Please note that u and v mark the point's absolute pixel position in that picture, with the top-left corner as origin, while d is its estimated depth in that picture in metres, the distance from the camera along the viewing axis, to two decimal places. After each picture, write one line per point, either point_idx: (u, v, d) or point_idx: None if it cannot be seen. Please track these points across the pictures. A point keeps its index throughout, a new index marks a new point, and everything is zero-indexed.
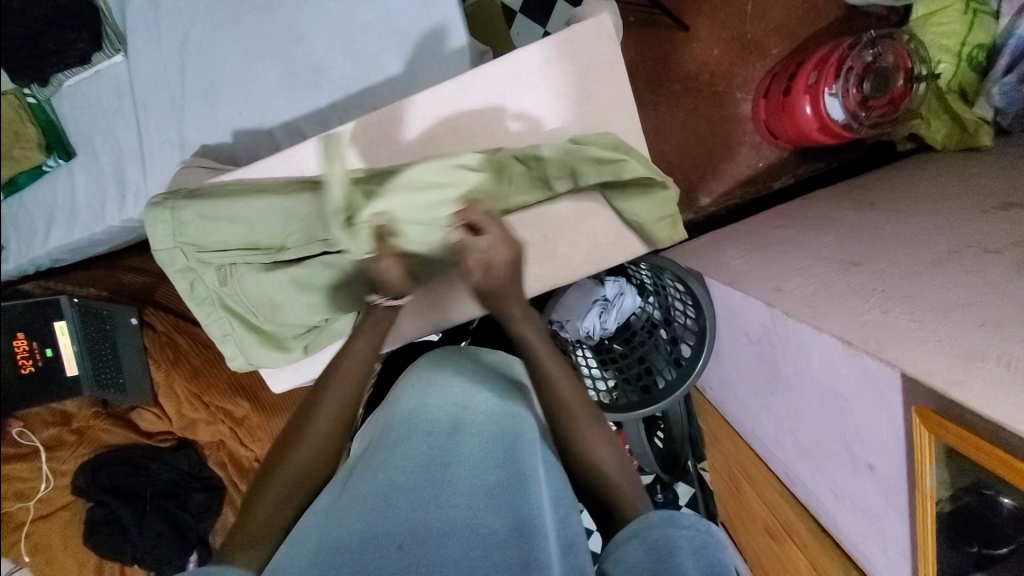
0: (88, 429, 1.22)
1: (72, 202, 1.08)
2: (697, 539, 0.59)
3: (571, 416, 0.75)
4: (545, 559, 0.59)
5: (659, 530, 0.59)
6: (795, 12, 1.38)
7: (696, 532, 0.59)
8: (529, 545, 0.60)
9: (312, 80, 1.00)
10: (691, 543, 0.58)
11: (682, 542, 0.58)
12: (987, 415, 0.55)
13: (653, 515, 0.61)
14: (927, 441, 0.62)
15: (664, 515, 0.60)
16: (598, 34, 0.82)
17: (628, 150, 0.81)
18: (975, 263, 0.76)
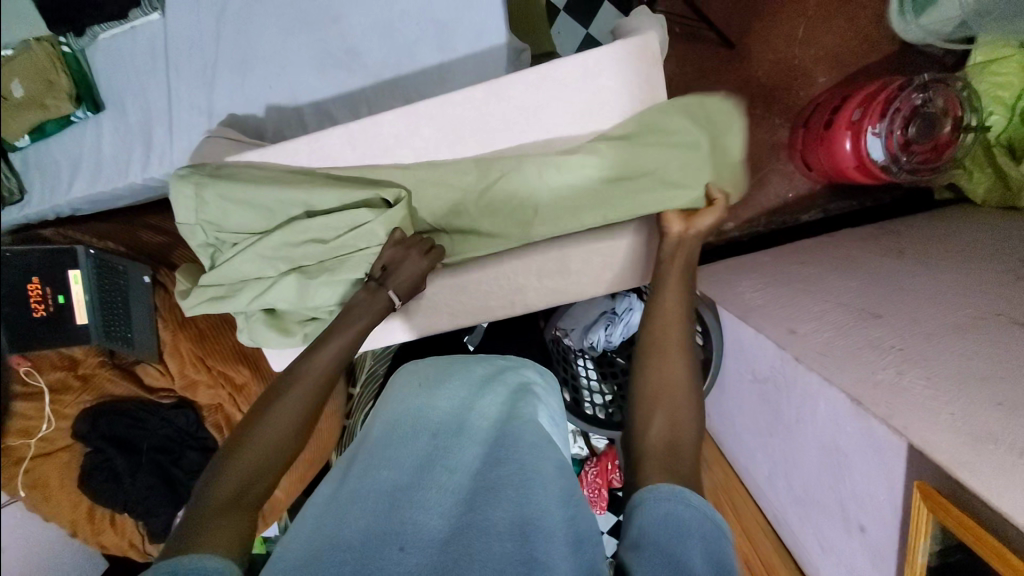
0: (93, 377, 1.26)
1: (98, 155, 1.08)
2: (705, 524, 0.55)
3: (661, 370, 0.70)
4: (547, 559, 0.57)
5: (667, 504, 0.56)
6: (847, 42, 1.33)
7: (705, 515, 0.55)
8: (532, 544, 0.58)
9: (346, 62, 0.99)
10: (699, 526, 0.54)
11: (690, 524, 0.54)
12: (991, 504, 0.54)
13: (663, 488, 0.58)
14: (925, 519, 0.60)
15: (671, 489, 0.58)
16: (642, 50, 0.80)
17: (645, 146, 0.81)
18: (1001, 333, 0.73)
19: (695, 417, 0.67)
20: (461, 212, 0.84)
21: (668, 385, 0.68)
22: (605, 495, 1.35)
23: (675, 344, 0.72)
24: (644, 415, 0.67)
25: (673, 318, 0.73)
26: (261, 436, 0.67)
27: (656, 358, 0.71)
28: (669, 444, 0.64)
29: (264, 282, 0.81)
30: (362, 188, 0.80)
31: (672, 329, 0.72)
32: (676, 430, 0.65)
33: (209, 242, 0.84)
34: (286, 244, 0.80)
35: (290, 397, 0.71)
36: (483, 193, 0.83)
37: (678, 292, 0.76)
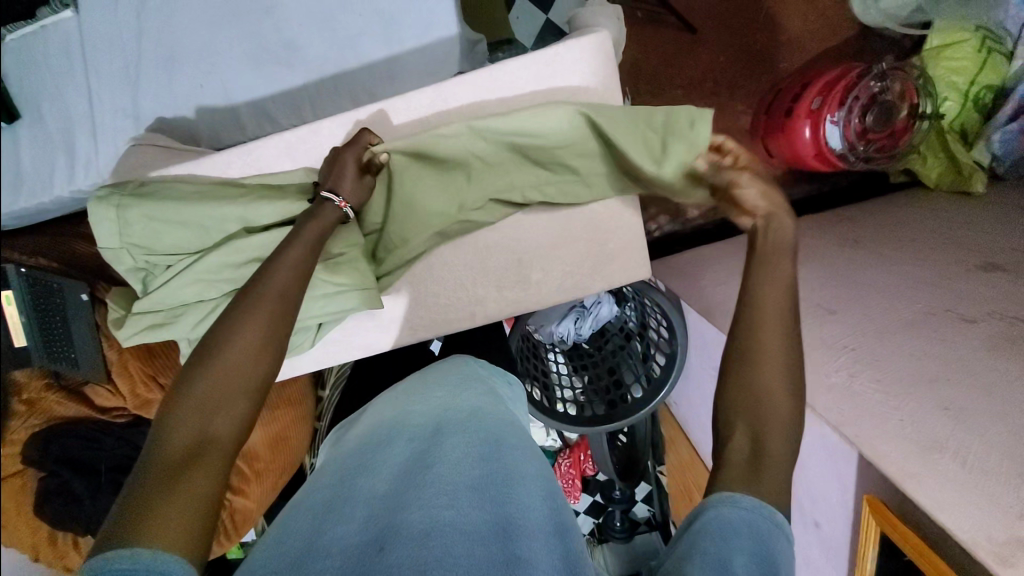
0: (40, 401, 1.14)
1: (16, 168, 1.00)
2: (756, 526, 0.51)
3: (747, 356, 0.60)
4: (531, 554, 0.55)
5: (717, 513, 0.52)
6: (808, 25, 1.32)
7: (756, 516, 0.52)
8: (515, 539, 0.56)
9: (283, 58, 0.92)
10: (749, 528, 0.51)
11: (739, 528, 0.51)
12: (939, 520, 0.56)
13: (710, 497, 0.54)
14: (874, 531, 0.64)
15: (721, 497, 0.54)
16: (599, 52, 0.77)
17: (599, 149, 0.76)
18: (951, 329, 0.75)
19: (790, 434, 0.58)
20: (398, 204, 0.79)
21: (762, 398, 0.58)
22: (579, 484, 1.40)
23: (775, 351, 0.60)
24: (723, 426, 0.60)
25: (773, 319, 0.60)
26: (195, 417, 0.54)
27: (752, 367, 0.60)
28: (754, 458, 0.57)
29: (207, 304, 0.76)
30: (302, 201, 0.75)
31: (776, 311, 0.61)
32: (762, 441, 0.57)
33: (138, 265, 0.79)
34: (225, 266, 0.75)
35: (236, 339, 0.58)
36: (421, 185, 0.78)
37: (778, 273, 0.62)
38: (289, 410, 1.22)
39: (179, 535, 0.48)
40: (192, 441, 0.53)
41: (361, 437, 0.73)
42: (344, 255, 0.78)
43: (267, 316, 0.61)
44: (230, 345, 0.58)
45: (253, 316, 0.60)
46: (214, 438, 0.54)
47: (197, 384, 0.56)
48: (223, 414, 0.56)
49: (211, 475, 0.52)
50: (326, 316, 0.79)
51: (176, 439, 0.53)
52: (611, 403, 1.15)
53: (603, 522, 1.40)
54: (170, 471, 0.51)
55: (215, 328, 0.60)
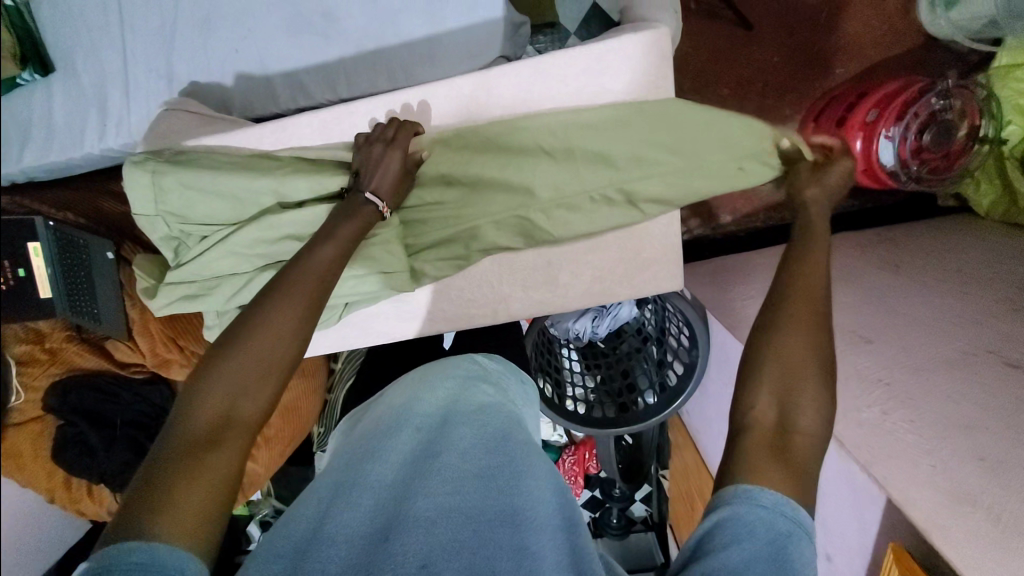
0: (62, 351, 1.15)
1: (49, 122, 0.99)
2: (775, 527, 0.49)
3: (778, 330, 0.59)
4: (538, 550, 0.55)
5: (736, 508, 0.50)
6: (871, 30, 1.24)
7: (774, 517, 0.49)
8: (523, 534, 0.56)
9: (322, 29, 0.89)
10: (764, 528, 0.48)
11: (756, 526, 0.48)
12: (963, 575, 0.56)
13: (726, 491, 0.52)
14: None
15: (738, 491, 0.51)
16: (651, 48, 0.72)
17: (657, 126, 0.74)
18: (991, 373, 0.72)
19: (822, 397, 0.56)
20: (454, 204, 0.78)
21: (800, 361, 0.57)
22: (580, 481, 1.39)
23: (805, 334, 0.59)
24: (747, 393, 0.58)
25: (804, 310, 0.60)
26: (219, 400, 0.54)
27: (775, 335, 0.59)
28: (784, 424, 0.55)
29: (238, 279, 0.76)
30: (342, 178, 0.73)
31: (813, 288, 0.61)
32: (797, 409, 0.56)
33: (172, 234, 0.78)
34: (258, 240, 0.74)
35: (269, 323, 0.58)
36: (479, 185, 0.76)
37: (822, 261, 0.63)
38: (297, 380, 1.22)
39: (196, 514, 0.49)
40: (216, 422, 0.53)
41: (369, 420, 0.72)
42: (378, 233, 0.75)
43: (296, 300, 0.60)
44: (261, 327, 0.57)
45: (277, 301, 0.59)
46: (237, 420, 0.54)
47: (223, 364, 0.56)
48: (246, 396, 0.55)
49: (228, 459, 0.52)
50: (352, 297, 0.79)
51: (199, 418, 0.53)
52: (623, 407, 1.13)
53: (600, 518, 1.41)
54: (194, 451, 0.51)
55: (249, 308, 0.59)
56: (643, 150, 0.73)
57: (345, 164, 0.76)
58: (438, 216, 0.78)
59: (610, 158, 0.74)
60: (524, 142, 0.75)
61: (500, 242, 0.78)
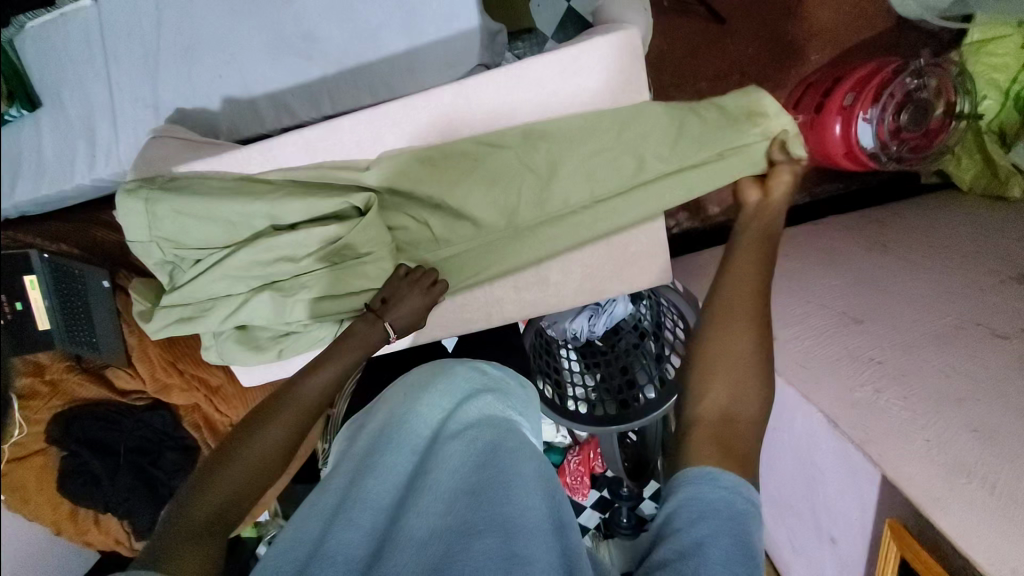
0: (62, 382, 1.15)
1: (39, 157, 1.00)
2: (734, 505, 0.51)
3: (720, 321, 0.62)
4: (526, 554, 0.53)
5: (696, 488, 0.53)
6: (843, 16, 1.26)
7: (733, 496, 0.52)
8: (513, 539, 0.55)
9: (302, 49, 0.91)
10: (724, 507, 0.51)
11: (716, 505, 0.51)
12: (961, 546, 0.58)
13: (688, 473, 0.55)
14: (894, 553, 0.66)
15: (698, 474, 0.54)
16: (625, 45, 0.73)
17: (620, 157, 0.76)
18: (980, 344, 0.74)
19: (760, 389, 0.59)
20: (442, 216, 0.78)
21: (738, 349, 0.61)
22: (587, 481, 1.39)
23: (748, 324, 0.61)
24: (697, 385, 0.61)
25: (747, 299, 0.62)
26: (249, 460, 0.59)
27: (717, 331, 0.62)
28: (725, 415, 0.58)
29: (236, 300, 0.77)
30: (335, 198, 0.74)
31: (746, 290, 0.63)
32: (739, 398, 0.59)
33: (166, 259, 0.79)
34: (253, 262, 0.74)
35: (279, 425, 0.62)
36: (466, 193, 0.76)
37: (753, 264, 0.65)
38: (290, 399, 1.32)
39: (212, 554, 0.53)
40: (244, 479, 0.58)
41: (367, 437, 0.72)
42: (372, 254, 0.76)
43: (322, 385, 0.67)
44: (272, 425, 0.62)
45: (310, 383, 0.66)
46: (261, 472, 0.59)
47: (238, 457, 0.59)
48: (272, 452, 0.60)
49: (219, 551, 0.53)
50: (347, 313, 0.79)
51: (200, 505, 0.55)
52: (622, 403, 1.13)
53: (609, 517, 1.40)
54: (223, 502, 0.56)
55: (264, 409, 0.63)
56: (622, 147, 0.75)
57: (334, 183, 0.78)
58: (429, 226, 0.79)
59: (593, 159, 0.76)
60: (510, 147, 0.76)
61: (498, 245, 0.81)
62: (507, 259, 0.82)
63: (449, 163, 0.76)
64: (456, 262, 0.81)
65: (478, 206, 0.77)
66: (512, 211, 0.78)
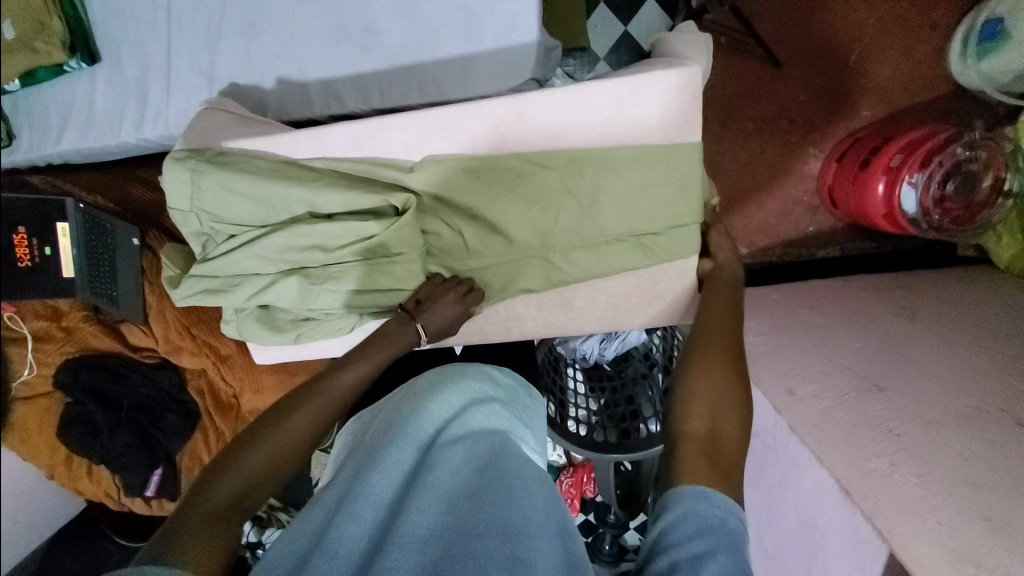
0: (77, 330, 1.18)
1: (91, 108, 1.02)
2: (727, 523, 0.52)
3: (703, 351, 0.69)
4: (530, 557, 0.52)
5: (691, 506, 0.54)
6: (902, 76, 1.25)
7: (726, 514, 0.53)
8: (515, 540, 0.53)
9: (361, 41, 0.91)
10: (718, 524, 0.52)
11: (710, 522, 0.52)
12: None
13: (681, 489, 0.55)
14: None
15: (692, 490, 0.55)
16: (684, 83, 0.72)
17: (667, 190, 0.75)
18: (1005, 432, 0.72)
19: (740, 413, 0.63)
20: (477, 228, 0.79)
21: (718, 380, 0.65)
22: (576, 504, 1.38)
23: (725, 367, 0.67)
24: (682, 406, 0.64)
25: (726, 339, 0.70)
26: (275, 448, 0.60)
27: (704, 361, 0.67)
28: (711, 436, 0.61)
29: (263, 279, 0.77)
30: (372, 194, 0.74)
31: (724, 334, 0.70)
32: (719, 420, 0.62)
33: (202, 230, 0.80)
34: (286, 246, 0.75)
35: (303, 418, 0.64)
36: (507, 208, 0.77)
37: (723, 314, 0.73)
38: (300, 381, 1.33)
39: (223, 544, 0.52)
40: (266, 465, 0.59)
41: (372, 432, 0.71)
42: (402, 255, 0.76)
43: (344, 390, 0.69)
44: (298, 417, 0.63)
45: (334, 384, 0.69)
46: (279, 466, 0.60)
47: (261, 443, 0.60)
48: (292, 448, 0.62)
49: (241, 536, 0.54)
50: (370, 308, 0.79)
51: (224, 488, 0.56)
52: (624, 433, 1.12)
53: (593, 543, 1.39)
54: (244, 484, 0.57)
55: (291, 401, 0.65)
56: (668, 183, 0.75)
57: (377, 178, 0.78)
58: (464, 234, 0.79)
59: (636, 189, 0.75)
60: (556, 167, 0.75)
61: (529, 266, 0.80)
62: (533, 284, 0.81)
63: (492, 176, 0.76)
64: (482, 276, 0.81)
65: (518, 222, 0.78)
66: (549, 232, 0.78)
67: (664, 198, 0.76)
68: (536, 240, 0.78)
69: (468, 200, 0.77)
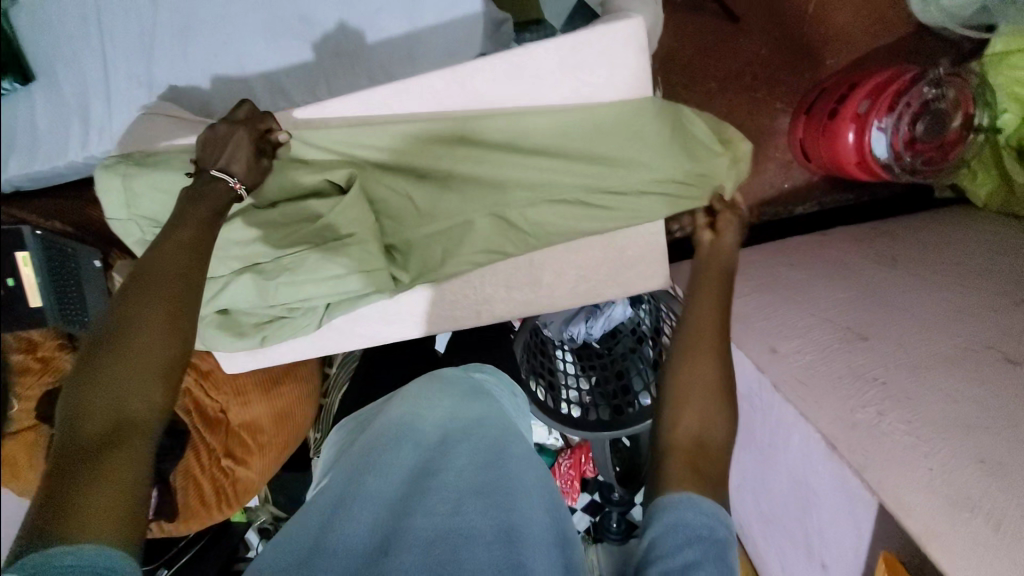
0: (53, 360, 1.14)
1: (34, 131, 0.99)
2: (714, 531, 0.53)
3: (685, 348, 0.66)
4: (532, 562, 0.55)
5: (678, 515, 0.53)
6: (861, 20, 1.22)
7: (714, 523, 0.53)
8: (519, 546, 0.56)
9: (301, 33, 0.88)
10: (705, 533, 0.52)
11: (698, 532, 0.52)
12: None
13: (670, 497, 0.55)
14: None
15: (680, 498, 0.54)
16: (630, 38, 0.69)
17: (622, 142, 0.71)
18: (989, 369, 0.71)
19: (724, 418, 0.61)
20: (426, 190, 0.73)
21: (704, 379, 0.63)
22: (577, 484, 1.38)
23: (709, 356, 0.64)
24: (667, 415, 0.62)
25: (707, 331, 0.66)
26: (125, 359, 0.55)
27: (684, 362, 0.64)
28: (697, 442, 0.60)
29: (216, 281, 0.75)
30: (316, 172, 0.72)
31: (709, 323, 0.67)
32: (706, 428, 0.61)
33: (147, 239, 0.77)
34: (235, 240, 0.72)
35: (146, 322, 0.57)
36: (456, 180, 0.73)
37: (713, 307, 0.68)
38: (291, 389, 1.36)
39: (117, 529, 0.50)
40: (125, 381, 0.54)
41: (370, 431, 0.70)
42: (355, 235, 0.72)
43: (163, 314, 0.57)
44: (138, 319, 0.56)
45: (148, 312, 0.57)
46: (134, 421, 0.54)
47: (110, 359, 0.55)
48: (139, 399, 0.55)
49: (133, 459, 0.52)
50: (330, 298, 0.76)
51: (93, 422, 0.53)
52: (615, 409, 1.11)
53: (599, 521, 1.39)
54: (110, 404, 0.53)
55: (124, 301, 0.57)
56: (620, 142, 0.72)
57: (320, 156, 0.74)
58: (414, 202, 0.74)
59: (590, 151, 0.72)
60: (508, 140, 0.72)
61: (490, 245, 0.76)
62: (497, 258, 0.78)
63: (439, 145, 0.72)
64: (438, 264, 0.77)
65: (472, 191, 0.73)
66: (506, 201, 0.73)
67: (622, 150, 0.71)
68: (496, 206, 0.73)
69: (415, 180, 0.73)
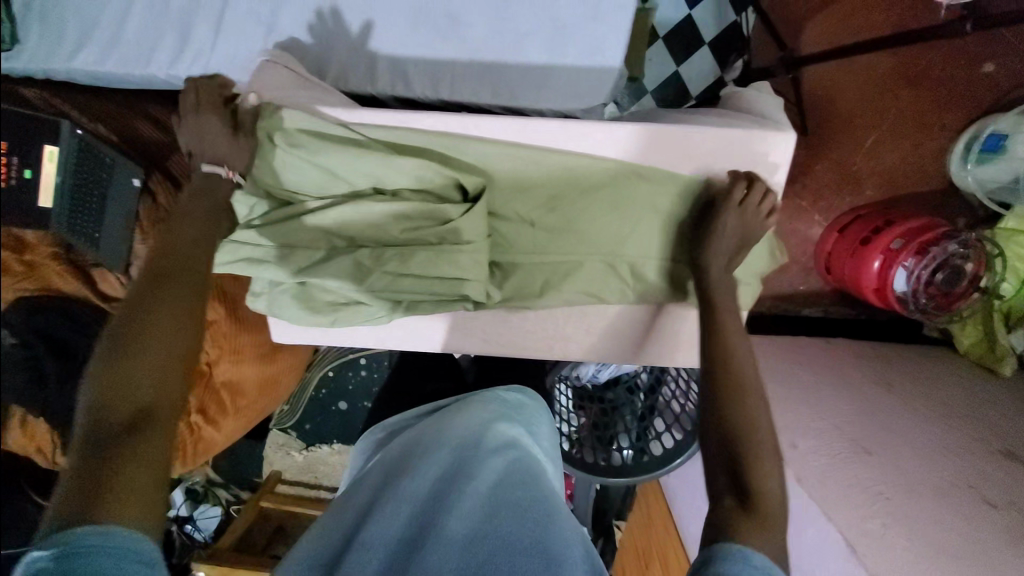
0: (41, 267, 1.10)
1: (117, 30, 0.92)
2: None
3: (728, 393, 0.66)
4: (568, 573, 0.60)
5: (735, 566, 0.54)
6: (906, 165, 1.36)
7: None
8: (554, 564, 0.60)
9: (442, 29, 0.88)
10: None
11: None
12: None
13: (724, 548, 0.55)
14: None
15: (732, 550, 0.55)
16: (771, 145, 0.74)
17: None
18: (972, 509, 0.79)
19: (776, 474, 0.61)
20: (549, 225, 0.76)
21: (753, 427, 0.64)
22: None
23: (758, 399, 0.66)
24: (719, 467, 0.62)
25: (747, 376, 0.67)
26: (155, 340, 0.60)
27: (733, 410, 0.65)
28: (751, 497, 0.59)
29: (314, 253, 0.73)
30: (449, 179, 0.73)
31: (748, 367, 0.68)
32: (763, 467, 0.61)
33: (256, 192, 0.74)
34: (351, 218, 0.72)
35: (170, 306, 0.63)
36: (580, 223, 0.76)
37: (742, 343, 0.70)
38: (286, 358, 1.30)
39: (151, 506, 0.52)
40: (153, 367, 0.59)
41: (412, 440, 0.81)
42: (473, 244, 0.72)
43: (186, 299, 0.64)
44: (163, 305, 0.62)
45: (164, 310, 0.62)
46: (159, 408, 0.58)
47: (138, 340, 0.60)
48: (163, 388, 0.59)
49: (160, 440, 0.56)
50: (424, 297, 0.76)
51: (125, 404, 0.56)
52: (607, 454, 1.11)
53: None
54: (140, 391, 0.57)
55: (147, 286, 0.63)
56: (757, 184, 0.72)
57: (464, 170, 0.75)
58: (532, 237, 0.77)
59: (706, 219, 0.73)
60: (638, 198, 0.75)
61: (592, 290, 0.78)
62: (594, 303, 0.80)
63: (575, 192, 0.75)
64: (536, 295, 0.78)
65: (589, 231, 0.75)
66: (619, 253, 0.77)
67: None
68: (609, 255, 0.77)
69: (546, 210, 0.75)
